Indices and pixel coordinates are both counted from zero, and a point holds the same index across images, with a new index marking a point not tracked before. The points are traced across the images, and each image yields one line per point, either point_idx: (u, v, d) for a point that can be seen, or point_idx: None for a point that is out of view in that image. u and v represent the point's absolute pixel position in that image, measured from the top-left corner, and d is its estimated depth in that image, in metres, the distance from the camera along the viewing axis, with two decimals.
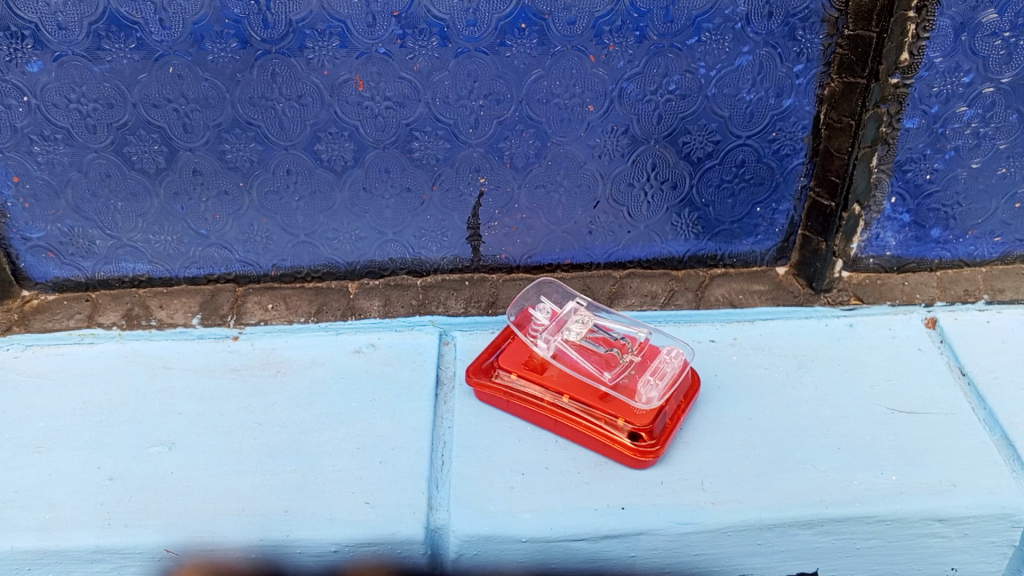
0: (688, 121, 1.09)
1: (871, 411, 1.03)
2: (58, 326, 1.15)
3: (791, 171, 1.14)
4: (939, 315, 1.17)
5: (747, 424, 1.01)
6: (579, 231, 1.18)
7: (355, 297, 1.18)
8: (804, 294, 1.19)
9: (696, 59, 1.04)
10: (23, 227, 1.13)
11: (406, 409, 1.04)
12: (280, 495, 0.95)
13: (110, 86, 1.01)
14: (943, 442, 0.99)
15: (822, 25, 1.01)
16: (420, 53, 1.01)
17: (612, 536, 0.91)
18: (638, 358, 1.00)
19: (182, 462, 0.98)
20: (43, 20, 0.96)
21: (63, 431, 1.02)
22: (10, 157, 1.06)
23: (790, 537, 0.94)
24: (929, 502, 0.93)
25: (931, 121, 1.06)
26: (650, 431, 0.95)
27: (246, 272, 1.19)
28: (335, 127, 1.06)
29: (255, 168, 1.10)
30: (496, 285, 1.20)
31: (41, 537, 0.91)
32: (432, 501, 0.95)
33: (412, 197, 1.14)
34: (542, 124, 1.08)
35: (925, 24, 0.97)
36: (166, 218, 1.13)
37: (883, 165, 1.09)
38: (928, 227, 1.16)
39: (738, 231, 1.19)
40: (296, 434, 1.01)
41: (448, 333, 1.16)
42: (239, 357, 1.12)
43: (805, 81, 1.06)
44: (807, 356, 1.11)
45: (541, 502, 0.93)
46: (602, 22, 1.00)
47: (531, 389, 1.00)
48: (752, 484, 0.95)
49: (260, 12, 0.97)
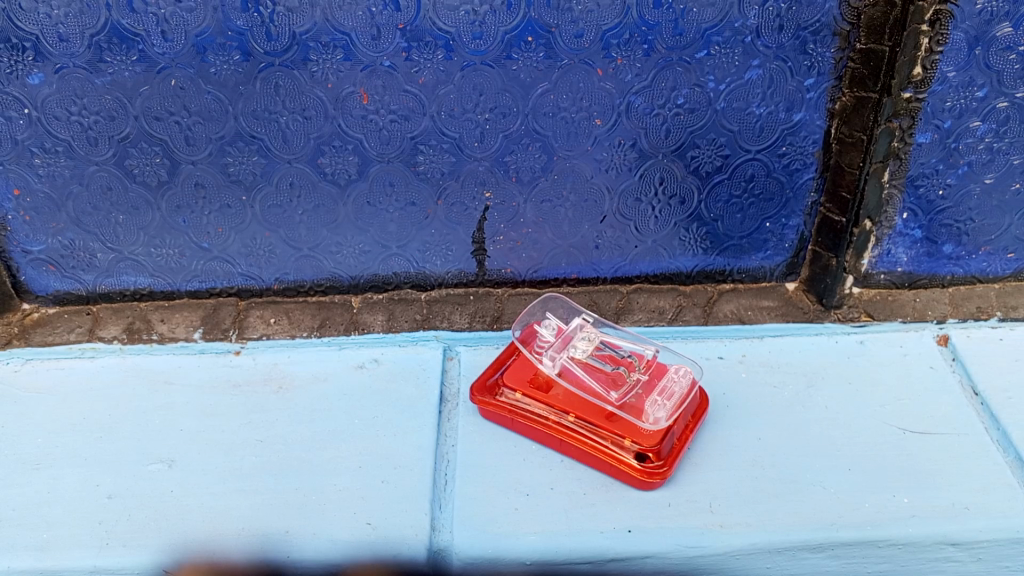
0: (697, 135, 1.07)
1: (882, 431, 1.01)
2: (58, 340, 1.14)
3: (801, 186, 1.12)
4: (951, 332, 1.15)
5: (757, 444, 0.99)
6: (586, 245, 1.17)
7: (359, 311, 1.17)
8: (813, 310, 1.18)
9: (705, 72, 1.02)
10: (24, 239, 1.12)
11: (410, 427, 1.02)
12: (281, 514, 0.93)
13: (112, 99, 1.00)
14: (956, 464, 0.97)
15: (833, 38, 1.00)
16: (426, 66, 1.00)
17: (618, 558, 0.90)
18: (645, 377, 0.99)
19: (182, 480, 0.97)
20: (44, 31, 0.95)
21: (62, 448, 1.01)
22: (10, 169, 1.05)
23: (800, 560, 0.92)
24: (943, 526, 0.91)
25: (944, 135, 1.04)
26: (658, 452, 0.93)
27: (248, 285, 1.18)
28: (339, 140, 1.05)
29: (258, 182, 1.08)
30: (501, 299, 1.19)
31: (38, 556, 0.90)
32: (436, 522, 0.92)
33: (417, 211, 1.12)
34: (548, 138, 1.07)
35: (939, 37, 0.95)
36: (168, 231, 1.12)
37: (895, 180, 1.07)
38: (941, 243, 1.15)
39: (747, 246, 1.18)
40: (299, 452, 0.99)
41: (452, 348, 1.14)
42: (240, 372, 1.11)
43: (816, 95, 1.04)
44: (818, 373, 1.09)
45: (546, 523, 0.91)
46: (610, 35, 0.99)
47: (536, 407, 0.98)
48: (761, 506, 0.93)
49: (263, 24, 0.96)
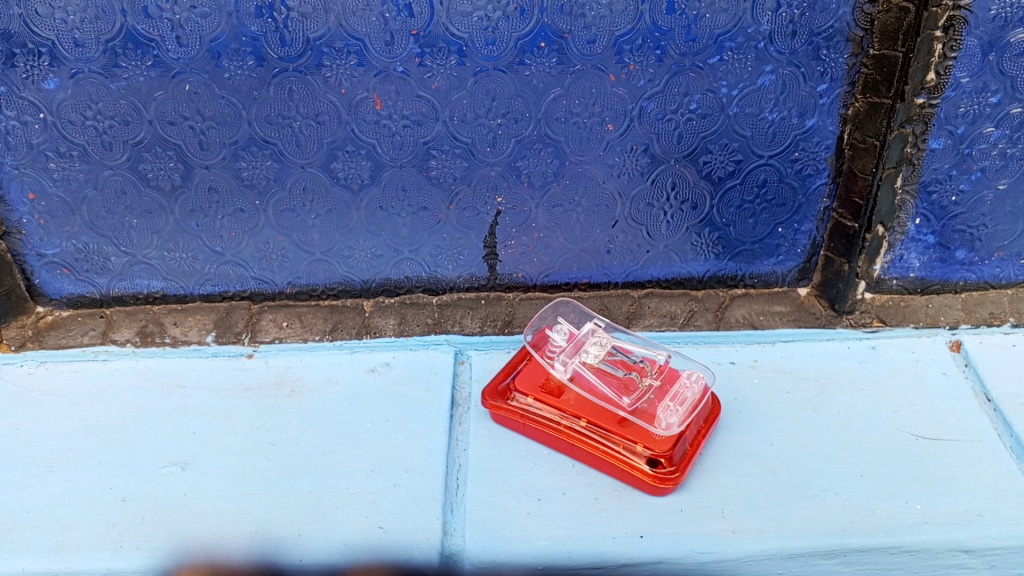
0: (710, 140, 1.07)
1: (894, 437, 1.01)
2: (72, 342, 1.15)
3: (814, 191, 1.12)
4: (963, 338, 1.15)
5: (769, 449, 0.99)
6: (597, 250, 1.17)
7: (370, 315, 1.18)
8: (825, 315, 1.17)
9: (718, 78, 1.02)
10: (38, 243, 1.12)
11: (422, 430, 1.03)
12: (294, 518, 0.93)
13: (126, 104, 1.01)
14: (967, 470, 0.97)
15: (847, 44, 1.00)
16: (439, 72, 1.00)
17: (630, 564, 0.89)
18: (657, 383, 0.99)
19: (196, 483, 0.97)
20: (60, 37, 0.95)
21: (76, 451, 1.01)
22: (25, 173, 1.06)
23: (813, 567, 0.92)
24: (956, 533, 0.91)
25: (958, 141, 1.04)
26: (670, 458, 0.93)
27: (261, 289, 1.18)
28: (352, 145, 1.06)
29: (271, 186, 1.09)
30: (512, 303, 1.19)
31: (52, 558, 0.90)
32: (448, 527, 0.92)
33: (429, 215, 1.13)
34: (561, 143, 1.07)
35: (953, 43, 0.95)
36: (182, 235, 1.13)
37: (907, 186, 1.07)
38: (953, 249, 1.14)
39: (759, 251, 1.18)
40: (310, 456, 1.00)
41: (463, 352, 1.15)
42: (253, 376, 1.11)
43: (829, 100, 1.04)
44: (829, 379, 1.09)
45: (558, 529, 0.91)
46: (622, 40, 0.99)
47: (548, 412, 0.98)
48: (773, 512, 0.92)
49: (278, 30, 0.96)
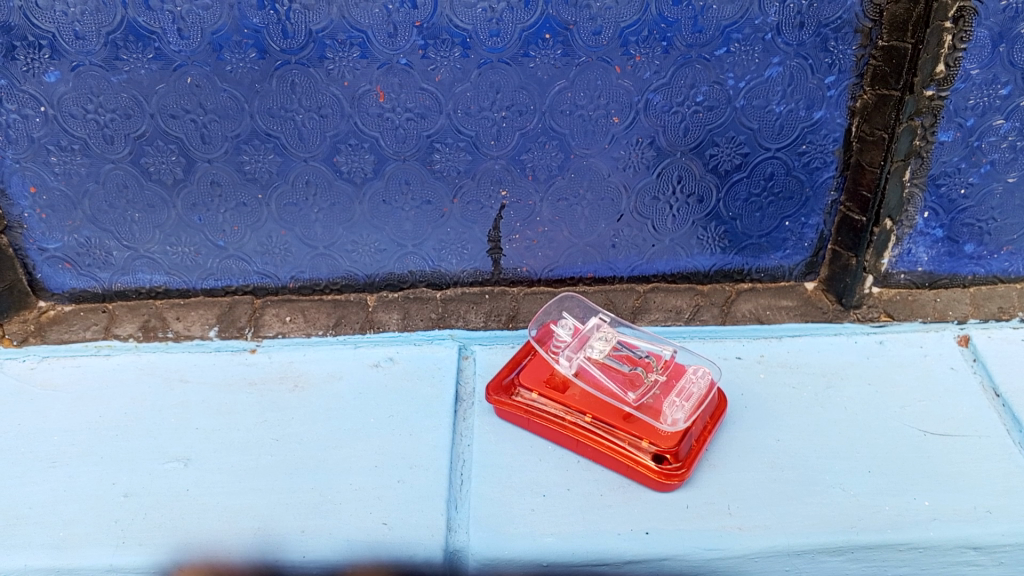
0: (716, 133, 1.06)
1: (902, 432, 1.00)
2: (74, 337, 1.14)
3: (821, 184, 1.11)
4: (972, 332, 1.14)
5: (775, 445, 0.99)
6: (602, 244, 1.16)
7: (374, 309, 1.17)
8: (833, 310, 1.16)
9: (725, 70, 1.01)
10: (40, 237, 1.12)
11: (426, 425, 1.02)
12: (297, 514, 0.92)
13: (128, 97, 1.00)
14: (975, 466, 0.96)
15: (855, 35, 0.98)
16: (443, 64, 0.99)
17: (635, 561, 0.89)
18: (663, 378, 0.98)
19: (197, 479, 0.97)
20: (60, 29, 0.94)
21: (79, 446, 1.01)
22: (26, 167, 1.05)
23: (820, 563, 0.91)
24: (964, 530, 0.90)
25: (967, 134, 1.03)
26: (676, 454, 0.93)
27: (264, 284, 1.18)
28: (355, 138, 1.05)
29: (273, 180, 1.08)
30: (516, 298, 1.18)
31: (55, 554, 0.89)
32: (451, 523, 0.92)
33: (433, 209, 1.12)
34: (565, 136, 1.06)
35: (963, 34, 0.93)
36: (184, 229, 1.12)
37: (916, 179, 1.06)
38: (962, 242, 1.13)
39: (765, 245, 1.17)
40: (313, 451, 0.99)
41: (468, 347, 1.14)
42: (256, 370, 1.10)
43: (837, 92, 1.03)
44: (836, 374, 1.08)
45: (563, 525, 0.90)
46: (628, 32, 0.98)
47: (552, 407, 0.98)
48: (779, 508, 0.92)
49: (280, 22, 0.95)
